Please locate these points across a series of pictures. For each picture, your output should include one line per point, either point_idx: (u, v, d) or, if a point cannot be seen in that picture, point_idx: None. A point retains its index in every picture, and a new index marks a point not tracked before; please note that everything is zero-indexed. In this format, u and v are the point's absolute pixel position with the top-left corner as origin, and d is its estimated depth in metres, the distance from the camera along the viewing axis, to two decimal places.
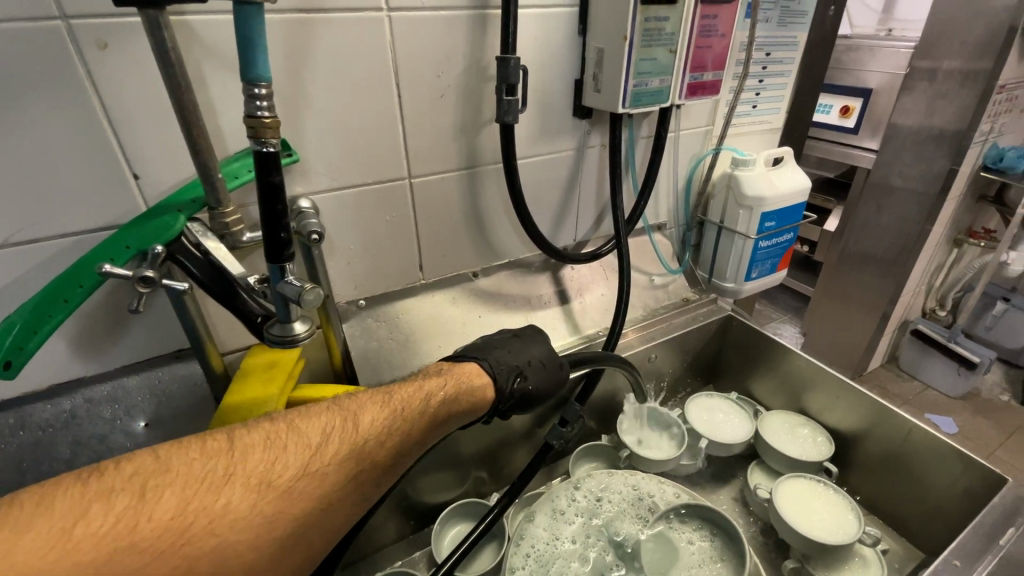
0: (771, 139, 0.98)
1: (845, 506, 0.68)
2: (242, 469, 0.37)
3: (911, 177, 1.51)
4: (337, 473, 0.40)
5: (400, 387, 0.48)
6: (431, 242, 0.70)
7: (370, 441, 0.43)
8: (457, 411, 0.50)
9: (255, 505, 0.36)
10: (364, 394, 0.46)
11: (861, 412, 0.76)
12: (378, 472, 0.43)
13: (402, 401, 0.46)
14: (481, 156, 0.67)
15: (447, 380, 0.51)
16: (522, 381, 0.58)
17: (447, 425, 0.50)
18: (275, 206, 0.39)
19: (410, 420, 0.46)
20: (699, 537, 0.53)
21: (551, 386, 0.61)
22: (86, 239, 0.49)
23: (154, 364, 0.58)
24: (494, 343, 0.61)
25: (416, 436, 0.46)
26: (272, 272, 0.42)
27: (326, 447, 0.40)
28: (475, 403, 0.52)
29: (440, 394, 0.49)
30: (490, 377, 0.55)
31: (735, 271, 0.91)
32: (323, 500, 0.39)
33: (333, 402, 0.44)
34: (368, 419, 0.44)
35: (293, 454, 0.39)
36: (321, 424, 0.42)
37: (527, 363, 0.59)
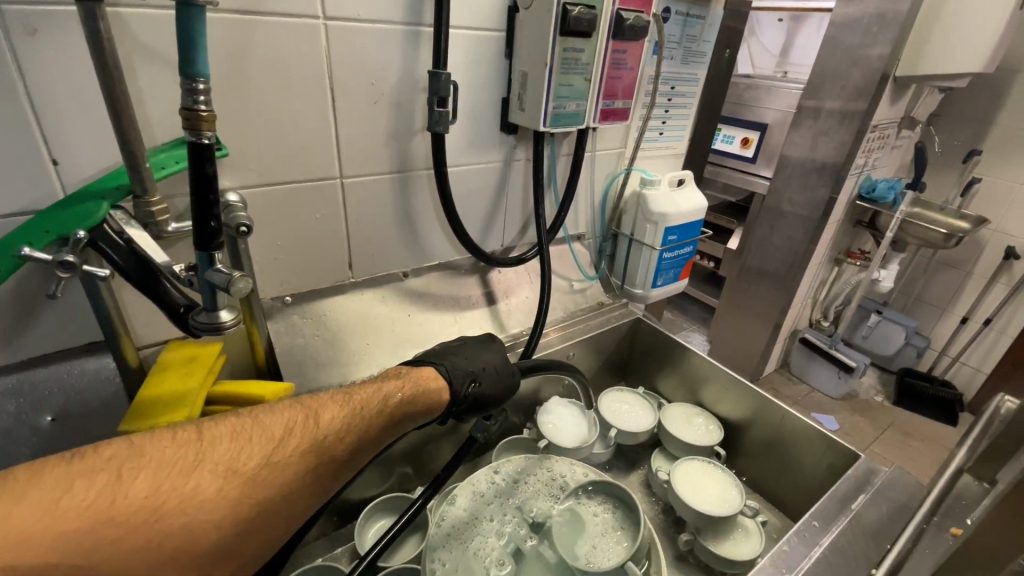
0: (677, 163, 1.10)
1: (731, 483, 0.77)
2: (209, 457, 0.38)
3: (798, 203, 1.74)
4: (300, 465, 0.41)
5: (359, 388, 0.51)
6: (361, 241, 0.72)
7: (331, 436, 0.45)
8: (413, 411, 0.54)
9: (222, 490, 0.37)
10: (324, 394, 0.48)
11: (746, 402, 0.87)
12: (336, 466, 0.45)
13: (362, 400, 0.49)
14: (413, 161, 0.71)
15: (404, 383, 0.55)
16: (475, 385, 0.63)
17: (403, 425, 0.53)
18: (207, 194, 0.41)
19: (369, 417, 0.48)
20: (602, 509, 0.60)
21: (502, 390, 0.67)
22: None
23: (64, 357, 0.56)
24: (448, 350, 0.66)
25: (375, 433, 0.49)
26: (201, 260, 0.43)
27: (290, 440, 0.42)
28: (430, 403, 0.57)
29: (396, 395, 0.52)
30: (444, 380, 0.60)
31: (644, 279, 1.01)
32: (287, 488, 0.40)
33: (295, 400, 0.46)
34: (328, 415, 0.46)
35: (258, 445, 0.40)
36: (284, 419, 0.43)
37: (481, 369, 0.65)
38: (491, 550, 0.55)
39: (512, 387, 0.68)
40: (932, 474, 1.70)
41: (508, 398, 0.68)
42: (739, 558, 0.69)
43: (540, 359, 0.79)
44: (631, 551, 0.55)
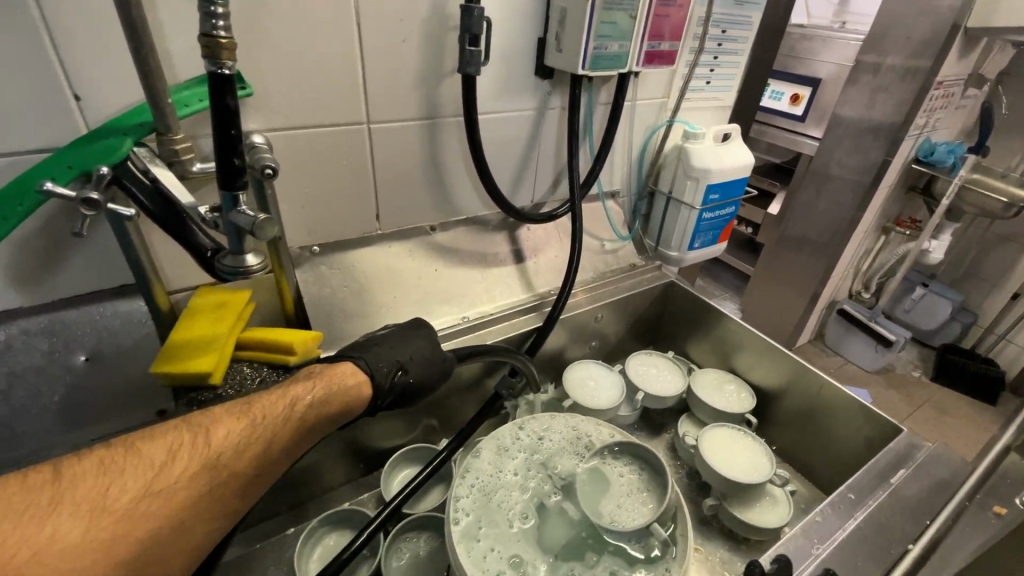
0: (722, 117, 1.03)
1: (761, 451, 0.75)
2: (72, 497, 0.37)
3: (847, 166, 1.63)
4: (185, 490, 0.42)
5: (260, 397, 0.51)
6: (389, 192, 0.70)
7: (223, 454, 0.45)
8: (327, 412, 0.54)
9: (88, 531, 0.36)
10: (218, 408, 0.49)
11: (781, 370, 0.84)
12: (234, 484, 0.45)
13: (263, 410, 0.50)
14: (442, 107, 0.68)
15: (316, 383, 0.55)
16: (402, 375, 0.62)
17: (316, 430, 0.53)
18: (230, 131, 0.39)
19: (269, 426, 0.49)
20: (628, 471, 0.58)
21: (433, 376, 0.66)
22: (20, 159, 0.47)
23: (96, 299, 0.57)
24: (375, 339, 0.65)
25: (281, 441, 0.50)
26: (225, 200, 0.42)
27: (171, 466, 0.42)
28: (348, 402, 0.56)
29: (305, 398, 0.53)
30: (366, 374, 0.59)
31: (680, 240, 0.96)
32: (174, 515, 0.41)
33: (182, 421, 0.46)
34: (221, 432, 0.46)
35: (133, 476, 0.40)
36: (166, 443, 0.44)
37: (408, 358, 0.64)
38: (515, 504, 0.54)
39: (446, 372, 0.67)
40: (974, 453, 1.65)
41: (443, 382, 0.67)
42: (763, 526, 0.68)
43: (494, 350, 0.73)
44: (657, 512, 0.53)
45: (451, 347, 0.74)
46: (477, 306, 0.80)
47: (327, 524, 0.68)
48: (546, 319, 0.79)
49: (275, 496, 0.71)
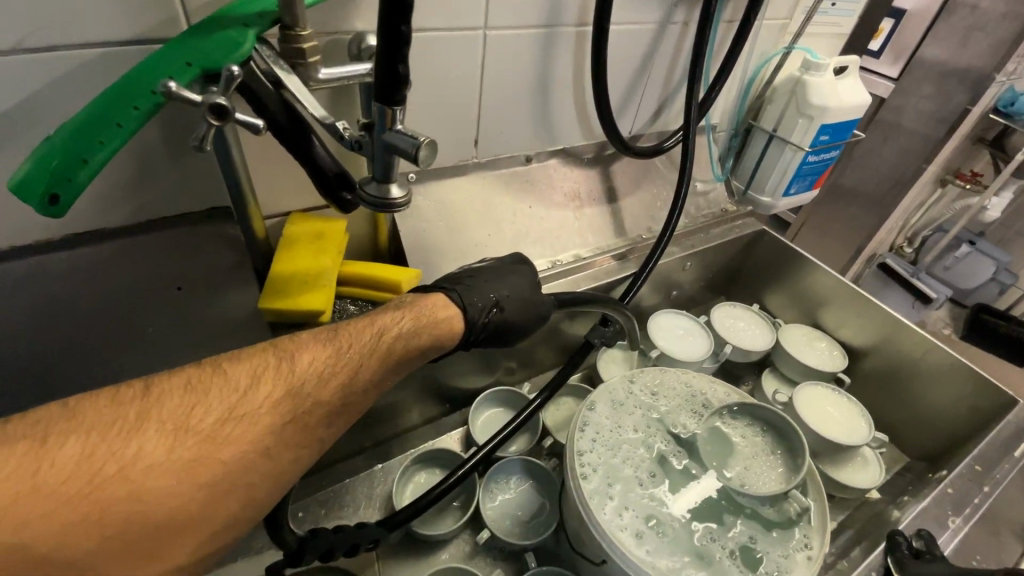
0: (835, 47, 0.93)
1: (856, 413, 0.73)
2: (156, 413, 0.32)
3: (925, 113, 1.23)
4: (271, 418, 0.35)
5: (347, 325, 0.43)
6: (493, 114, 0.62)
7: (309, 382, 0.38)
8: (417, 345, 0.45)
9: (173, 452, 0.31)
10: (304, 334, 0.42)
11: (878, 330, 0.79)
12: (320, 415, 0.39)
13: (350, 339, 0.42)
14: (564, 14, 0.58)
15: (407, 312, 0.46)
16: (498, 313, 0.52)
17: (405, 365, 0.45)
18: (399, 26, 0.31)
19: (357, 356, 0.41)
20: (751, 432, 0.56)
21: (529, 317, 0.55)
22: (118, 52, 0.40)
23: (186, 223, 0.51)
24: (468, 274, 0.54)
25: (368, 373, 0.42)
26: (378, 117, 0.35)
27: (256, 391, 0.36)
28: (440, 337, 0.47)
29: (395, 328, 0.44)
30: (458, 308, 0.49)
31: (775, 185, 0.88)
32: (259, 443, 0.35)
33: (268, 344, 0.40)
34: (308, 359, 0.39)
35: (218, 397, 0.34)
36: (250, 366, 0.37)
37: (506, 295, 0.53)
38: (640, 462, 0.52)
39: (543, 319, 0.56)
40: None
41: (539, 327, 0.57)
42: (855, 486, 0.66)
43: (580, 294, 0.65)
44: (790, 478, 0.51)
45: (552, 289, 0.70)
46: (569, 248, 0.74)
47: (417, 463, 0.67)
48: (641, 266, 0.74)
49: (358, 434, 0.69)
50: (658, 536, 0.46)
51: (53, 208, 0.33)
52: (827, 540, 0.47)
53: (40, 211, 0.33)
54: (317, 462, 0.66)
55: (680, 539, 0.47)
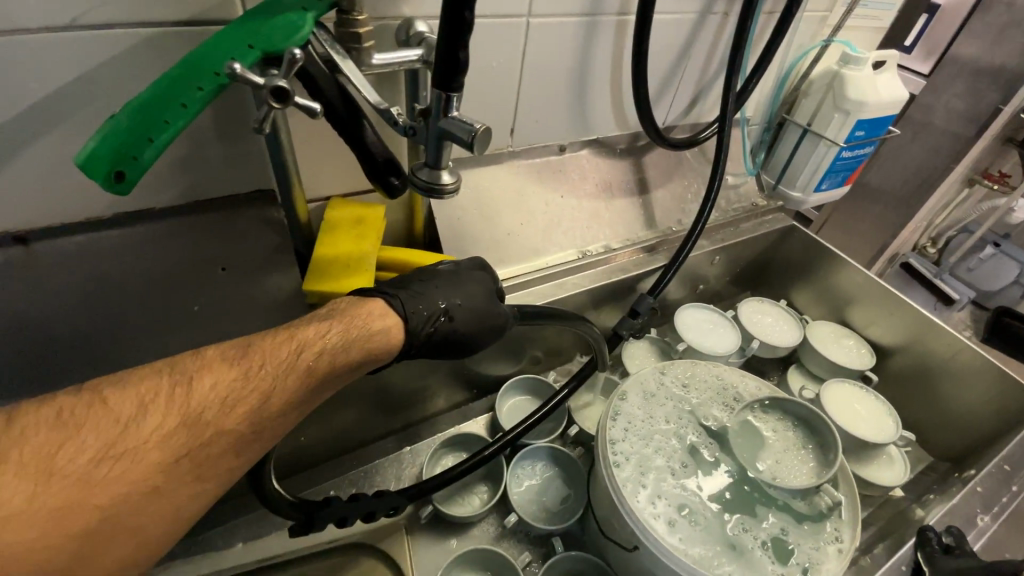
0: (874, 41, 0.91)
1: (882, 411, 0.73)
2: (20, 454, 0.29)
3: (956, 112, 1.16)
4: (158, 453, 0.32)
5: (263, 339, 0.39)
6: (531, 103, 0.62)
7: (209, 410, 0.34)
8: (349, 362, 0.40)
9: (34, 498, 0.28)
10: (212, 348, 0.37)
11: (908, 329, 0.79)
12: (224, 444, 0.35)
13: (262, 358, 0.37)
14: (607, 2, 0.57)
15: (338, 323, 0.41)
16: (445, 323, 0.47)
17: (332, 383, 0.41)
18: (463, 11, 0.31)
19: (271, 377, 0.37)
20: (782, 427, 0.56)
21: (484, 325, 0.50)
22: (174, 32, 0.41)
23: (230, 204, 0.52)
24: (421, 274, 0.50)
25: (285, 395, 0.37)
26: (436, 103, 0.36)
27: (140, 423, 0.32)
28: (373, 351, 0.42)
29: (318, 343, 0.39)
30: (400, 318, 0.44)
31: (807, 180, 0.87)
32: (140, 483, 0.31)
33: (166, 362, 0.36)
34: (209, 382, 0.35)
35: (94, 433, 0.31)
36: (139, 392, 0.33)
37: (457, 303, 0.48)
38: (672, 451, 0.53)
39: (499, 330, 0.51)
40: None
41: (501, 334, 0.51)
42: (882, 483, 0.66)
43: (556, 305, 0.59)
44: (821, 473, 0.51)
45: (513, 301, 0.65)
46: (599, 239, 0.74)
47: (445, 446, 0.69)
48: (671, 259, 0.74)
49: (387, 418, 0.69)
50: (690, 525, 0.47)
51: (118, 186, 0.34)
52: (858, 534, 0.47)
53: (106, 188, 0.34)
54: (347, 444, 0.67)
55: (712, 529, 0.47)
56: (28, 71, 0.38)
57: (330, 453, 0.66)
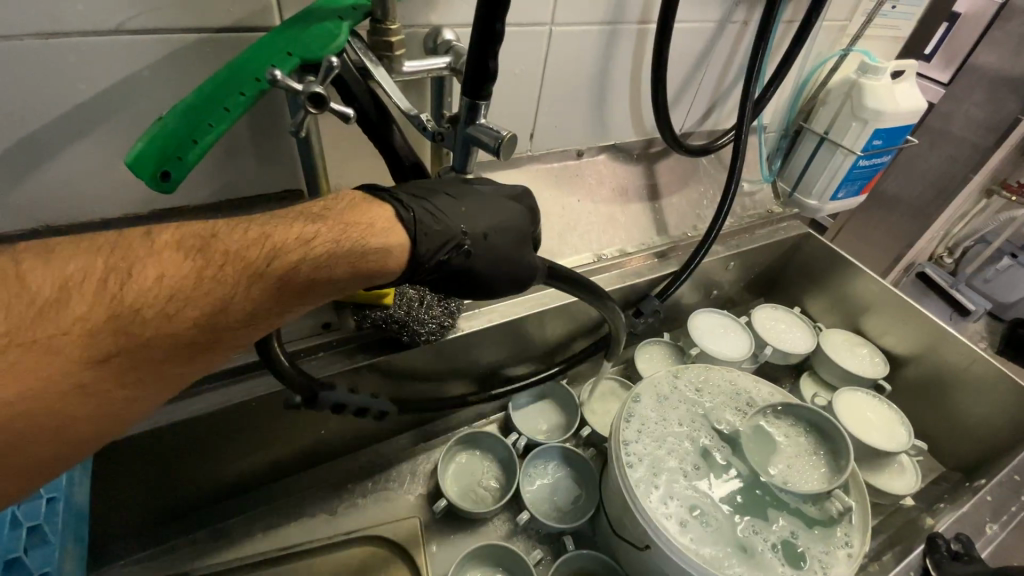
0: (893, 50, 0.91)
1: (896, 420, 0.72)
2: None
3: (975, 121, 1.15)
4: (88, 342, 0.29)
5: (228, 232, 0.35)
6: (551, 109, 0.63)
7: (151, 301, 0.31)
8: (328, 273, 0.36)
9: None
10: (165, 234, 0.34)
11: (922, 338, 0.79)
12: (169, 342, 0.32)
13: (221, 254, 0.34)
14: (629, 11, 0.58)
15: (323, 227, 0.36)
16: (460, 255, 0.42)
17: (309, 293, 0.37)
18: (495, 24, 0.33)
19: (231, 275, 0.33)
20: (795, 433, 0.56)
21: (503, 261, 0.45)
22: (214, 38, 0.43)
23: (259, 203, 0.54)
24: (449, 187, 0.44)
25: (246, 298, 0.34)
26: (465, 110, 0.37)
27: (68, 306, 0.29)
28: (364, 268, 0.37)
29: (291, 246, 0.35)
30: (408, 237, 0.39)
31: (824, 188, 0.88)
32: (68, 371, 0.29)
33: (111, 243, 0.33)
34: (154, 272, 0.32)
35: (6, 309, 0.28)
36: (70, 273, 0.31)
37: (478, 233, 0.43)
38: (684, 454, 0.53)
39: (524, 282, 0.46)
40: None
41: (522, 275, 0.46)
42: (894, 492, 0.67)
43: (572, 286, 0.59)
44: (833, 479, 0.52)
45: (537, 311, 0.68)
46: (614, 243, 0.75)
47: (460, 443, 0.69)
48: (684, 264, 0.74)
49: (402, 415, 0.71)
50: (701, 526, 0.48)
51: (163, 185, 0.36)
52: (869, 540, 0.48)
53: (152, 186, 0.36)
54: (362, 440, 0.69)
55: (723, 531, 0.48)
56: (78, 72, 0.40)
57: (347, 447, 0.68)
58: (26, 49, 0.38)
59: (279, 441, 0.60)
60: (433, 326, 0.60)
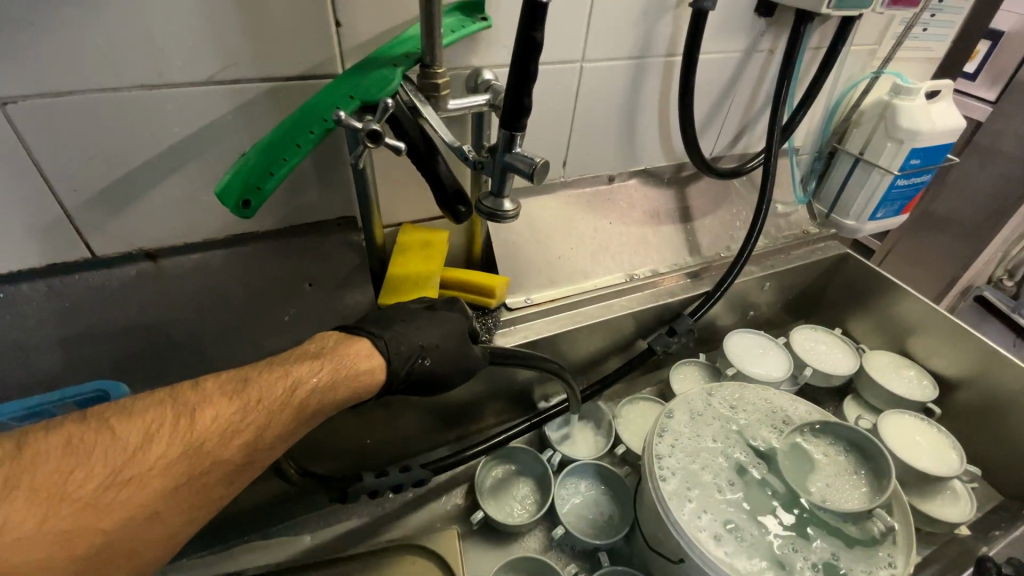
0: (928, 70, 0.91)
1: (945, 444, 0.70)
2: (34, 478, 0.32)
3: None
4: (161, 479, 0.35)
5: (259, 374, 0.41)
6: (583, 138, 0.67)
7: (208, 442, 0.37)
8: (335, 400, 0.43)
9: (45, 521, 0.31)
10: (209, 381, 0.40)
11: (973, 360, 0.76)
12: (218, 472, 0.38)
13: (258, 394, 0.40)
14: (655, 45, 0.62)
15: (328, 363, 0.43)
16: (423, 362, 0.49)
17: (318, 417, 0.43)
18: (529, 66, 0.37)
19: (263, 412, 0.39)
20: (833, 451, 0.56)
21: (455, 368, 0.52)
22: (283, 86, 0.49)
23: (319, 229, 0.60)
24: (404, 313, 0.52)
25: (276, 430, 0.40)
26: (503, 140, 0.41)
27: (144, 453, 0.35)
28: (358, 390, 0.44)
29: (307, 382, 0.41)
30: (383, 357, 0.46)
31: (861, 209, 0.88)
32: (146, 507, 0.34)
33: (168, 391, 0.39)
34: (208, 414, 0.38)
35: (101, 459, 0.34)
36: (145, 423, 0.36)
37: (434, 343, 0.50)
38: (718, 469, 0.54)
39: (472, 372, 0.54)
40: None
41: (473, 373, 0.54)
42: (946, 520, 0.64)
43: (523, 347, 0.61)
44: (874, 499, 0.51)
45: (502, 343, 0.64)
46: (646, 264, 0.77)
47: (497, 457, 0.72)
48: (716, 284, 0.76)
49: (442, 428, 0.73)
50: (736, 540, 0.48)
51: (242, 211, 0.41)
52: (913, 560, 0.47)
53: (234, 213, 0.41)
54: (402, 453, 0.72)
55: (759, 546, 0.48)
56: (172, 117, 0.47)
57: (389, 458, 0.71)
58: (135, 100, 0.45)
59: (328, 450, 0.64)
60: None
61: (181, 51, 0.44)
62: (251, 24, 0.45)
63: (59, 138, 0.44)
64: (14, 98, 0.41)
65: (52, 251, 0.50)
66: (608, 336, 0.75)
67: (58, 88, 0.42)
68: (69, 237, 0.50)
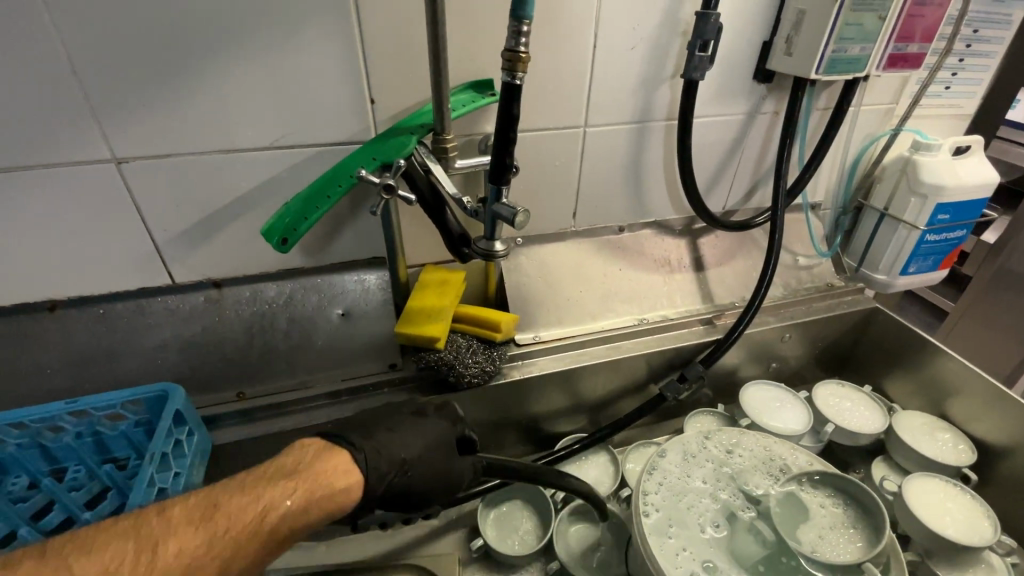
0: (960, 127, 0.90)
1: (980, 513, 0.65)
2: None
3: None
4: None
5: (228, 499, 0.41)
6: (591, 192, 0.74)
7: None
8: (304, 525, 0.42)
9: None
10: (178, 507, 0.40)
11: (1017, 427, 0.70)
12: None
13: (224, 522, 0.40)
14: (654, 110, 0.69)
15: (299, 485, 0.42)
16: (400, 479, 0.49)
17: (287, 541, 0.42)
18: (508, 133, 0.45)
19: (228, 542, 0.39)
20: (830, 503, 0.55)
21: (437, 482, 0.51)
22: (327, 150, 0.59)
23: (357, 268, 0.70)
24: (389, 420, 0.52)
25: (240, 560, 0.40)
26: (491, 193, 0.49)
27: None
28: (335, 509, 0.43)
29: (279, 507, 0.41)
30: (359, 476, 0.45)
31: (891, 263, 0.87)
32: None
33: (137, 518, 0.39)
34: (172, 547, 0.38)
35: None
36: (105, 560, 0.36)
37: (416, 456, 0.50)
38: (705, 510, 0.54)
39: (456, 486, 0.52)
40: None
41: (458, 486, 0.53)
42: None
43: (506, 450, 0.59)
44: (867, 552, 0.50)
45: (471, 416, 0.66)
46: (658, 309, 0.80)
47: (502, 490, 0.74)
48: (729, 331, 0.77)
49: None
50: None
51: (281, 247, 0.49)
52: None
53: (275, 248, 0.50)
54: None
55: None
56: (240, 174, 0.58)
57: None
58: (213, 161, 0.57)
59: None
60: (476, 370, 0.66)
61: (249, 123, 0.56)
62: (305, 102, 0.56)
63: (157, 190, 0.57)
64: (127, 158, 0.54)
65: (145, 275, 0.62)
66: (618, 377, 0.78)
67: (159, 152, 0.55)
68: (158, 266, 0.62)
